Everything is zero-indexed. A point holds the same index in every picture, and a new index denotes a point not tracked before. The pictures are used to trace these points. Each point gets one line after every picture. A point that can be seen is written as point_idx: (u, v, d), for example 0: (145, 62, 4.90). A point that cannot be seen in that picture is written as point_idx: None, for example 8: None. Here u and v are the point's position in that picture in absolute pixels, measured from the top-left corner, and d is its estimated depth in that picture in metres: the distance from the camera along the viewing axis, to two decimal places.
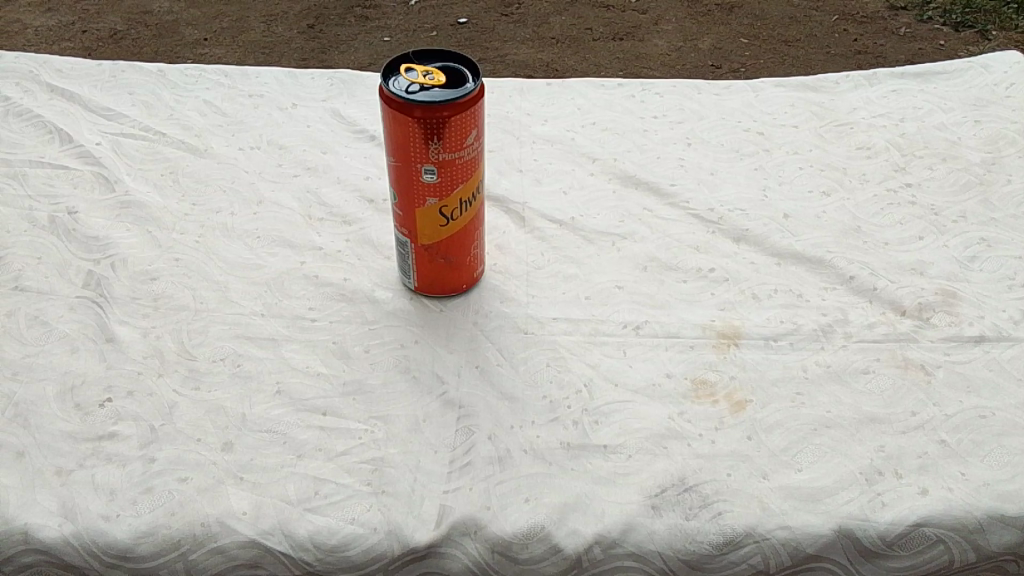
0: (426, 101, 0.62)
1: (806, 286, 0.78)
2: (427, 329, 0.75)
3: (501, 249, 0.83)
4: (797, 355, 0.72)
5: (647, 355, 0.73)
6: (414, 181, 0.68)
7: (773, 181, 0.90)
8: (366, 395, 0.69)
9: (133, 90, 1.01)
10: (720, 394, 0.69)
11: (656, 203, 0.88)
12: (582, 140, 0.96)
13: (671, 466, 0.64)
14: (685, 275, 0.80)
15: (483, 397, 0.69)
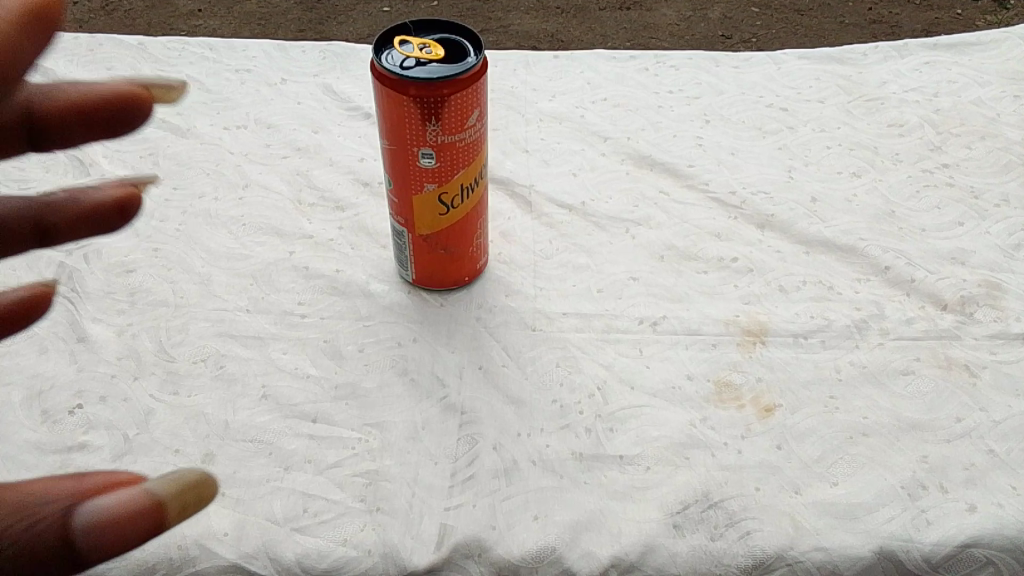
0: (423, 78, 0.56)
1: (837, 277, 0.72)
2: (426, 326, 0.69)
3: (505, 237, 0.77)
4: (829, 355, 0.66)
5: (665, 354, 0.67)
6: (410, 166, 0.62)
7: (799, 160, 0.84)
8: (360, 399, 0.64)
9: (111, 65, 0.93)
10: (745, 398, 0.64)
11: (673, 185, 0.81)
12: (592, 116, 0.89)
13: (694, 480, 0.59)
14: (705, 265, 0.74)
15: (488, 401, 0.64)
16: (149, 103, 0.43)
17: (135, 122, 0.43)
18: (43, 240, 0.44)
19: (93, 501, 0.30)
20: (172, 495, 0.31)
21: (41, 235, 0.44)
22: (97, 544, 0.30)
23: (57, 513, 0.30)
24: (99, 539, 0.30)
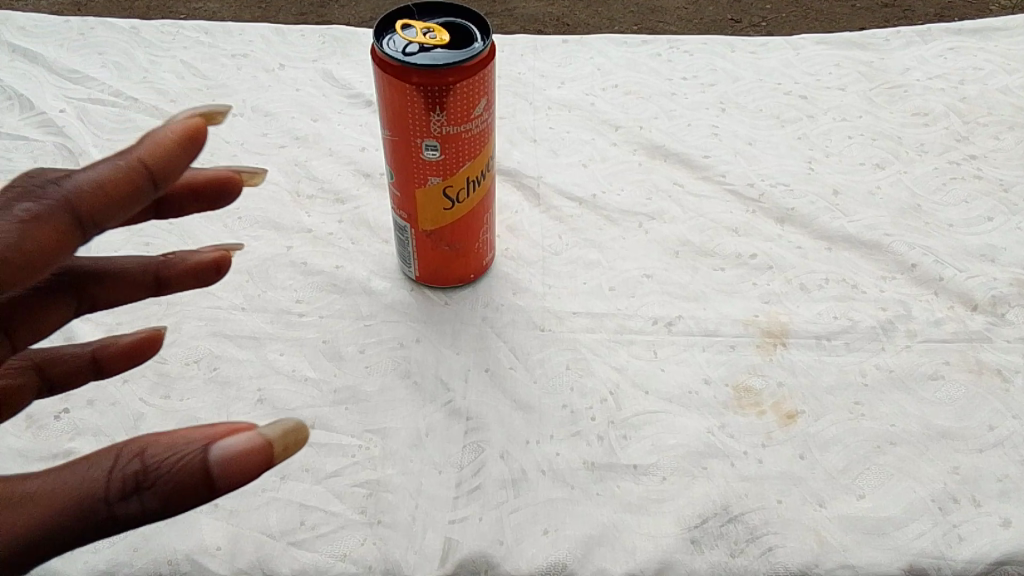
0: (427, 65, 0.52)
1: (860, 275, 0.69)
2: (430, 325, 0.66)
3: (513, 231, 0.74)
4: (852, 358, 0.63)
5: (681, 357, 0.64)
6: (413, 158, 0.59)
7: (820, 151, 0.80)
8: (361, 403, 0.61)
9: (102, 49, 0.89)
10: (766, 404, 0.60)
11: (688, 177, 0.78)
12: (603, 104, 0.86)
13: (713, 491, 0.56)
14: (722, 261, 0.70)
15: (495, 405, 0.61)
16: (207, 127, 0.40)
17: (226, 200, 0.50)
18: (161, 288, 0.51)
19: (220, 441, 0.35)
20: (280, 436, 0.36)
21: (155, 287, 0.51)
22: (227, 479, 0.34)
23: (190, 454, 0.34)
24: (229, 472, 0.34)
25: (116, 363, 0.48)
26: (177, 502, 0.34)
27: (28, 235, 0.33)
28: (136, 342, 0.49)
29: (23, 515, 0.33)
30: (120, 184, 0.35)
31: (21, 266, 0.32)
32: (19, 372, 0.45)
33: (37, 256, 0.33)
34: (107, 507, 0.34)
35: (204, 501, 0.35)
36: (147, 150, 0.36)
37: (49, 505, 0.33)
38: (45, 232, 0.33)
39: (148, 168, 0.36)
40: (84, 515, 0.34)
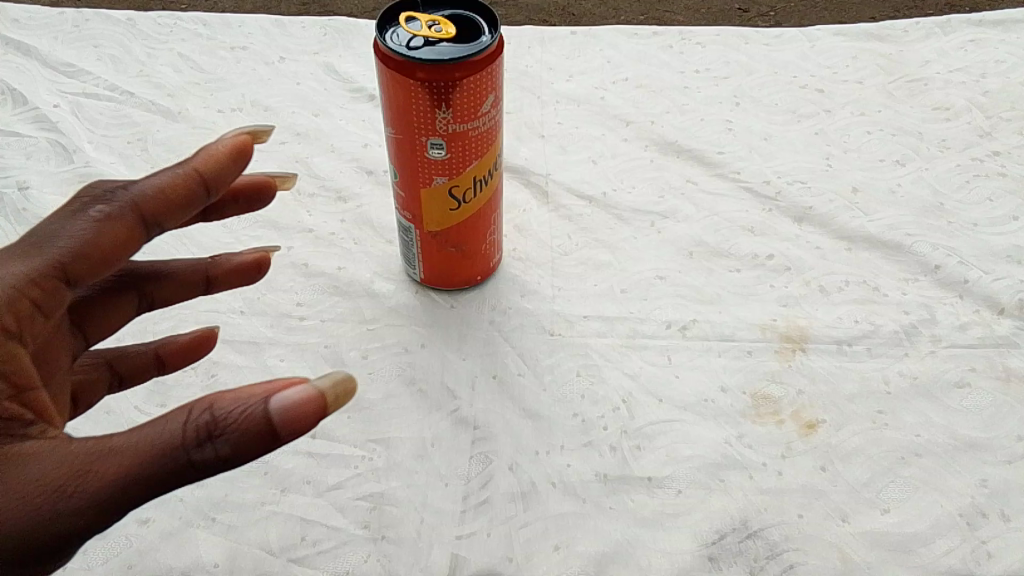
0: (431, 60, 0.50)
1: (882, 277, 0.66)
2: (436, 330, 0.64)
3: (521, 230, 0.71)
4: (875, 365, 0.61)
5: (697, 363, 0.61)
6: (418, 157, 0.56)
7: (838, 147, 0.77)
8: (364, 412, 0.58)
9: (98, 42, 0.86)
10: (785, 412, 0.58)
11: (701, 174, 0.75)
12: (613, 98, 0.83)
13: (731, 506, 0.53)
14: (738, 262, 0.68)
15: (503, 414, 0.58)
16: (253, 143, 0.47)
17: (265, 202, 0.57)
18: (209, 286, 0.56)
19: (280, 393, 0.35)
20: (332, 387, 0.37)
21: (206, 284, 0.55)
22: (289, 431, 0.35)
23: (253, 407, 0.35)
24: (290, 423, 0.35)
25: (173, 360, 0.53)
26: (245, 452, 0.35)
27: (107, 233, 0.42)
28: (191, 340, 0.54)
29: (108, 466, 0.34)
30: (177, 189, 0.43)
31: (99, 259, 0.42)
32: (93, 368, 0.50)
33: (113, 249, 0.42)
34: (185, 457, 0.35)
35: (269, 450, 0.36)
36: (202, 162, 0.44)
37: (130, 456, 0.34)
38: (124, 227, 0.42)
39: (202, 176, 0.44)
40: (162, 468, 0.35)
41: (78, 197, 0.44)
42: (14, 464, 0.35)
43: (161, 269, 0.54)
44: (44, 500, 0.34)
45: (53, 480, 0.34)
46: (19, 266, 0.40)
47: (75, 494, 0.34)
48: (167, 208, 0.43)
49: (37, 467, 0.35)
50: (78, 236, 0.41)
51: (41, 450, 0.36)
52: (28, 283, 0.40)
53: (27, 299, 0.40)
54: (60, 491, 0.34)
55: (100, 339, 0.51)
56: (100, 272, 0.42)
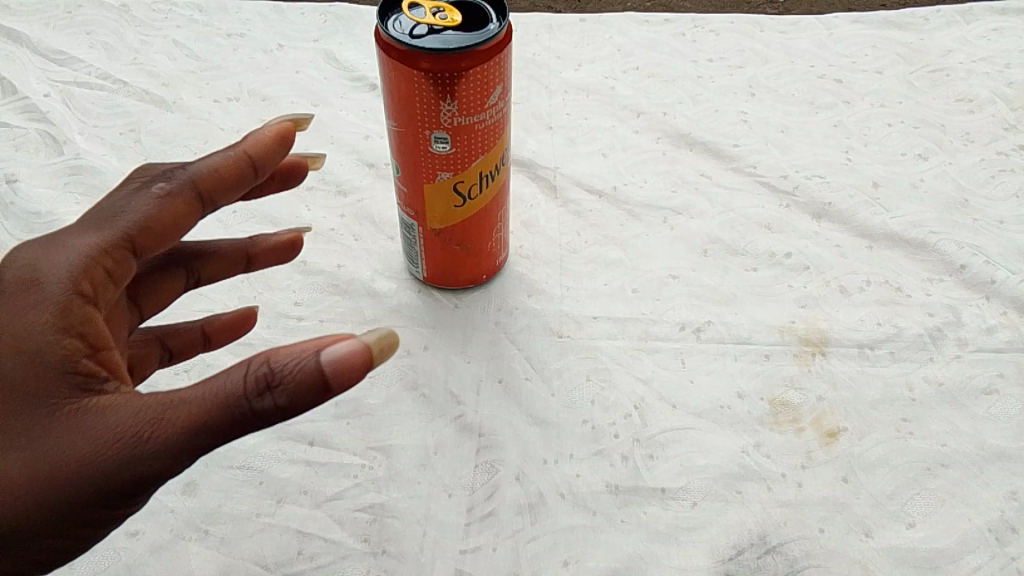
0: (436, 49, 0.47)
1: (905, 277, 0.63)
2: (439, 331, 0.61)
3: (528, 226, 0.69)
4: (898, 370, 0.58)
5: (712, 367, 0.58)
6: (422, 151, 0.54)
7: (858, 140, 0.74)
8: (364, 418, 0.56)
9: (91, 28, 0.83)
10: (804, 420, 0.56)
11: (715, 168, 0.72)
12: (623, 88, 0.80)
13: (749, 519, 0.51)
14: (755, 260, 0.65)
15: (510, 421, 0.56)
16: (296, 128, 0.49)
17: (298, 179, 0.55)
18: (251, 266, 0.55)
19: (329, 348, 0.36)
20: (376, 342, 0.38)
21: (247, 261, 0.54)
22: (341, 383, 0.36)
23: (306, 361, 0.35)
24: (340, 377, 0.36)
25: (218, 339, 0.53)
26: (301, 403, 0.36)
27: (167, 206, 0.42)
28: (235, 319, 0.53)
29: (175, 415, 0.35)
30: (231, 168, 0.44)
31: (159, 233, 0.42)
32: (144, 344, 0.50)
33: (172, 224, 0.42)
34: (245, 408, 0.35)
35: (323, 402, 0.36)
36: (250, 145, 0.45)
37: (195, 406, 0.35)
38: (182, 204, 0.43)
39: (252, 158, 0.45)
40: (226, 419, 0.35)
41: (130, 182, 0.44)
42: (90, 416, 0.36)
43: (206, 248, 0.53)
44: (119, 447, 0.35)
45: (125, 430, 0.35)
46: (89, 237, 0.40)
47: (147, 442, 0.35)
48: (221, 185, 0.44)
49: (112, 416, 0.36)
50: (143, 213, 0.42)
51: (116, 400, 0.37)
52: (101, 253, 0.40)
53: (101, 267, 0.40)
54: (133, 438, 0.35)
55: (150, 313, 0.51)
56: (158, 247, 0.43)
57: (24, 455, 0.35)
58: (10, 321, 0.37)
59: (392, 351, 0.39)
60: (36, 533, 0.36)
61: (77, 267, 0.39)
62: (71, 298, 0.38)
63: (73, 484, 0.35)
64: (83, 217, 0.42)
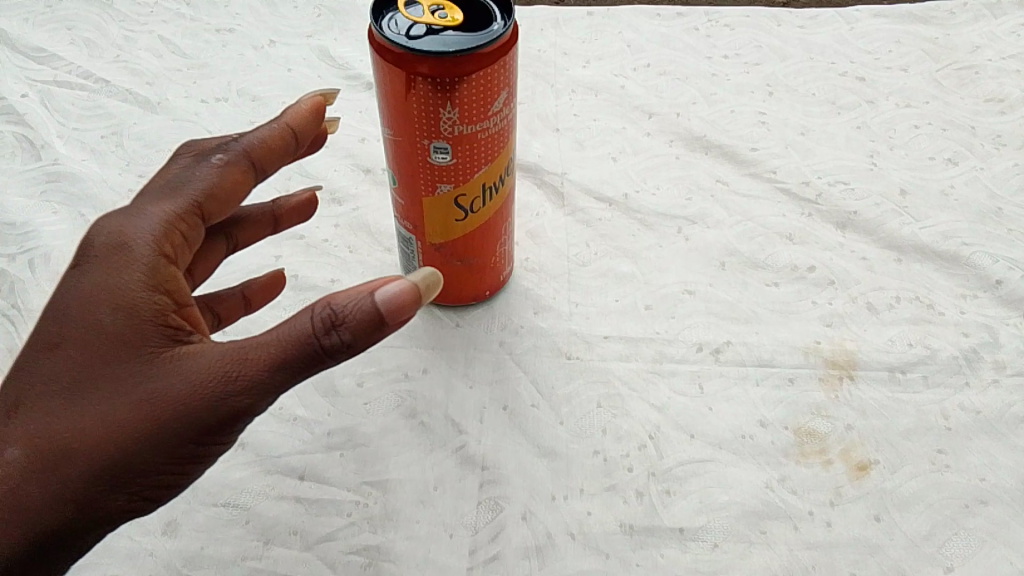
0: (434, 52, 0.43)
1: (936, 293, 0.59)
2: (440, 352, 0.57)
3: (534, 237, 0.65)
4: (932, 397, 0.54)
5: (733, 392, 0.55)
6: (420, 162, 0.50)
7: (883, 143, 0.70)
8: (359, 449, 0.52)
9: (72, 23, 0.78)
10: (832, 451, 0.52)
11: (732, 173, 0.68)
12: (634, 87, 0.76)
13: (774, 563, 0.47)
14: (776, 274, 0.61)
15: (515, 452, 0.52)
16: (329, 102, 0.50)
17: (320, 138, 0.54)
18: (278, 226, 0.54)
19: (381, 288, 0.38)
20: (423, 280, 0.40)
21: (276, 223, 0.54)
22: (397, 320, 0.38)
23: (364, 300, 0.38)
24: (395, 312, 0.38)
25: (258, 298, 0.53)
26: (364, 339, 0.38)
27: (227, 175, 0.44)
28: (266, 279, 0.53)
29: (258, 354, 0.37)
30: (283, 136, 0.46)
31: (222, 201, 0.44)
32: None
33: (233, 192, 0.44)
34: (315, 346, 0.37)
35: (381, 339, 0.39)
36: (291, 117, 0.47)
37: (274, 344, 0.37)
38: (243, 172, 0.45)
39: (294, 130, 0.47)
40: (303, 356, 0.37)
41: (182, 158, 0.46)
42: (180, 361, 0.38)
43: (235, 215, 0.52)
44: (213, 385, 0.37)
45: (214, 370, 0.37)
46: (163, 207, 0.42)
47: (236, 381, 0.37)
48: (271, 153, 0.46)
49: (200, 361, 0.38)
50: (211, 181, 0.44)
51: (201, 347, 0.39)
52: (176, 219, 0.42)
53: (178, 231, 0.42)
54: (224, 377, 0.37)
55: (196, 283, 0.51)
56: (219, 215, 0.45)
57: (123, 401, 0.37)
58: (99, 282, 0.39)
59: (434, 292, 0.42)
60: (138, 478, 0.37)
61: (158, 231, 0.41)
62: (157, 258, 0.40)
63: (172, 424, 0.37)
64: (151, 191, 0.44)
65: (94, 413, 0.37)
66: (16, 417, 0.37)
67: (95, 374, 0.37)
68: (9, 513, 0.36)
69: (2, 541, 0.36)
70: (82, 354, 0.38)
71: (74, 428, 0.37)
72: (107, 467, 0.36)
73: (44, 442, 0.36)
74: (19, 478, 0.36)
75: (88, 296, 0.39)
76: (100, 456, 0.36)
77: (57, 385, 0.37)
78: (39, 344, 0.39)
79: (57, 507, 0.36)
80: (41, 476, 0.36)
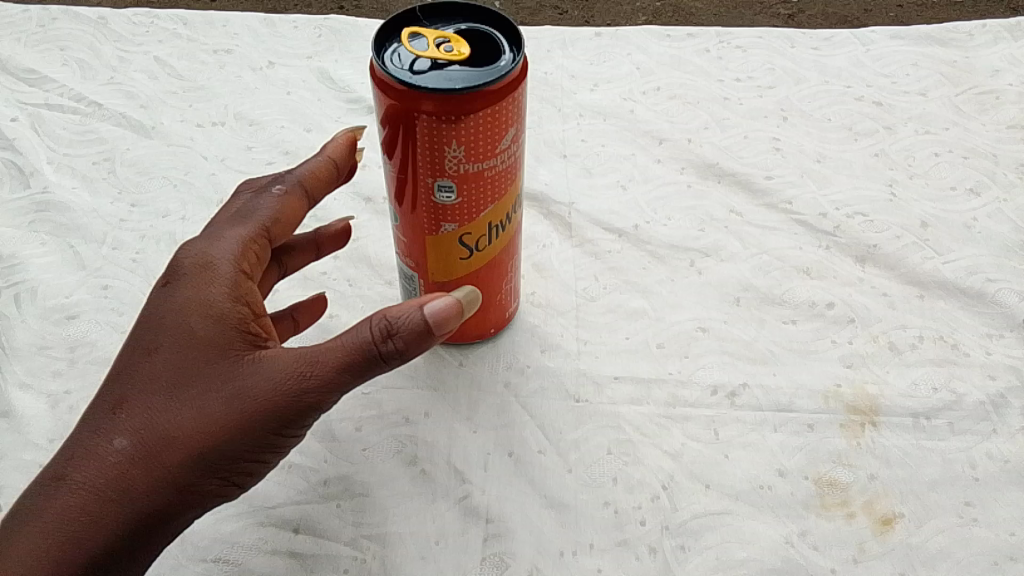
0: (439, 89, 0.40)
1: (961, 333, 0.57)
2: (443, 394, 0.55)
3: (540, 270, 0.62)
4: (958, 445, 0.52)
5: (750, 439, 0.52)
6: (423, 200, 0.47)
7: (903, 172, 0.68)
8: (358, 500, 0.49)
9: (65, 43, 0.76)
10: (855, 503, 0.49)
11: (746, 203, 0.66)
12: (644, 111, 0.73)
13: None
14: (793, 311, 0.59)
15: (521, 503, 0.49)
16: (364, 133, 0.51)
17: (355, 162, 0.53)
18: (322, 253, 0.54)
19: (429, 304, 0.41)
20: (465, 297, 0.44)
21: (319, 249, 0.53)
22: (444, 330, 0.41)
23: (414, 315, 0.40)
24: (441, 325, 0.41)
25: (305, 319, 0.53)
26: (417, 348, 0.40)
27: (287, 204, 0.46)
28: (311, 300, 0.53)
29: (328, 358, 0.40)
30: (329, 167, 0.48)
31: (283, 228, 0.45)
32: None
33: (294, 220, 0.46)
34: (375, 353, 0.39)
35: (432, 347, 0.41)
36: (335, 150, 0.48)
37: (341, 350, 0.40)
38: (302, 201, 0.46)
39: (337, 162, 0.48)
40: (370, 360, 0.40)
41: (243, 194, 0.48)
42: (264, 362, 0.40)
43: (279, 246, 0.51)
44: (294, 385, 0.39)
45: (293, 370, 0.40)
46: (236, 232, 0.44)
47: (313, 381, 0.39)
48: (323, 183, 0.47)
49: (280, 362, 0.40)
50: (274, 209, 0.45)
51: (280, 350, 0.41)
52: (249, 241, 0.44)
53: (253, 250, 0.44)
54: (302, 378, 0.39)
55: None
56: (280, 241, 0.46)
57: (215, 399, 0.39)
58: (187, 296, 0.41)
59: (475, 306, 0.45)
60: (230, 464, 0.40)
61: (237, 250, 0.43)
62: (238, 274, 0.42)
63: (261, 419, 0.39)
64: (219, 219, 0.45)
65: (191, 409, 0.39)
66: (118, 414, 0.39)
67: (188, 375, 0.39)
68: (119, 498, 0.38)
69: (112, 522, 0.38)
70: (178, 356, 0.40)
71: (172, 423, 0.39)
72: (204, 458, 0.39)
73: (147, 434, 0.39)
74: (126, 467, 0.38)
75: (181, 308, 0.41)
76: (199, 446, 0.38)
77: (154, 385, 0.39)
78: (136, 350, 0.41)
79: (162, 493, 0.38)
80: (146, 466, 0.38)
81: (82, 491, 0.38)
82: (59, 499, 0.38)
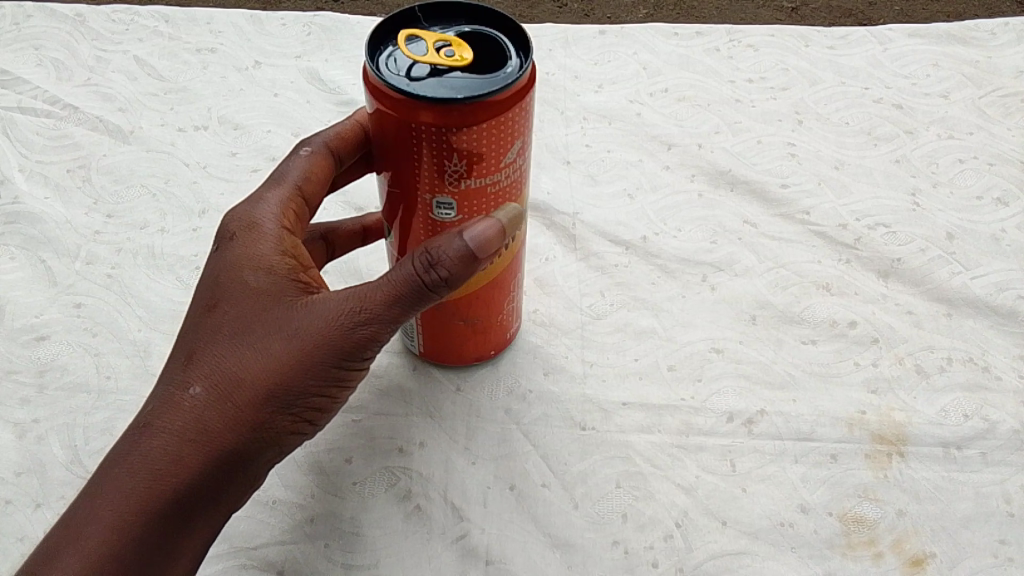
0: (438, 98, 0.37)
1: (992, 355, 0.53)
2: (439, 421, 0.51)
3: (543, 286, 0.58)
4: (992, 477, 0.48)
5: (770, 471, 0.48)
6: (419, 214, 0.43)
7: (925, 179, 0.64)
8: (348, 539, 0.46)
9: (40, 42, 0.72)
10: (883, 542, 0.46)
11: (761, 214, 0.62)
12: (651, 114, 0.69)
13: None
14: (813, 331, 0.55)
15: (523, 542, 0.46)
16: None
17: None
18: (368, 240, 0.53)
19: (468, 228, 0.39)
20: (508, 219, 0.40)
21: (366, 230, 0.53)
22: (488, 252, 0.39)
23: (454, 240, 0.38)
24: (484, 248, 0.39)
25: None
26: (463, 275, 0.39)
27: (315, 166, 0.44)
28: None
29: (375, 292, 0.39)
30: (355, 128, 0.46)
31: (315, 187, 0.44)
32: None
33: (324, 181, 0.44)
34: (419, 284, 0.38)
35: (479, 271, 0.40)
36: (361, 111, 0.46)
37: (388, 283, 0.39)
38: (331, 160, 0.45)
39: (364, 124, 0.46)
40: (415, 288, 0.39)
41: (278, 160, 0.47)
42: (317, 303, 0.39)
43: (323, 227, 0.51)
44: (347, 321, 0.39)
45: (342, 308, 0.39)
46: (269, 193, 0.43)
47: (364, 315, 0.39)
48: (349, 144, 0.45)
49: (330, 302, 0.39)
50: (302, 169, 0.44)
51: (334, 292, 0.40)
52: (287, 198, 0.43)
53: (292, 209, 0.43)
54: (353, 313, 0.39)
55: None
56: (317, 203, 0.45)
57: (273, 341, 0.38)
58: (233, 254, 0.41)
59: (518, 224, 0.41)
60: (299, 400, 0.39)
61: (276, 207, 0.42)
62: (281, 230, 0.41)
63: (321, 355, 0.38)
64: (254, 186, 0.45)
65: (252, 354, 0.38)
66: (190, 362, 0.39)
67: (246, 324, 0.39)
68: (200, 439, 0.38)
69: (195, 463, 0.38)
70: (237, 307, 0.39)
71: (240, 367, 0.38)
72: (271, 396, 0.38)
73: (217, 379, 0.38)
74: (203, 409, 0.38)
75: (233, 263, 0.40)
76: (268, 386, 0.38)
77: (218, 336, 0.39)
78: (199, 307, 0.40)
79: (238, 430, 0.38)
80: (220, 408, 0.38)
81: (163, 434, 0.38)
82: (142, 446, 0.38)
